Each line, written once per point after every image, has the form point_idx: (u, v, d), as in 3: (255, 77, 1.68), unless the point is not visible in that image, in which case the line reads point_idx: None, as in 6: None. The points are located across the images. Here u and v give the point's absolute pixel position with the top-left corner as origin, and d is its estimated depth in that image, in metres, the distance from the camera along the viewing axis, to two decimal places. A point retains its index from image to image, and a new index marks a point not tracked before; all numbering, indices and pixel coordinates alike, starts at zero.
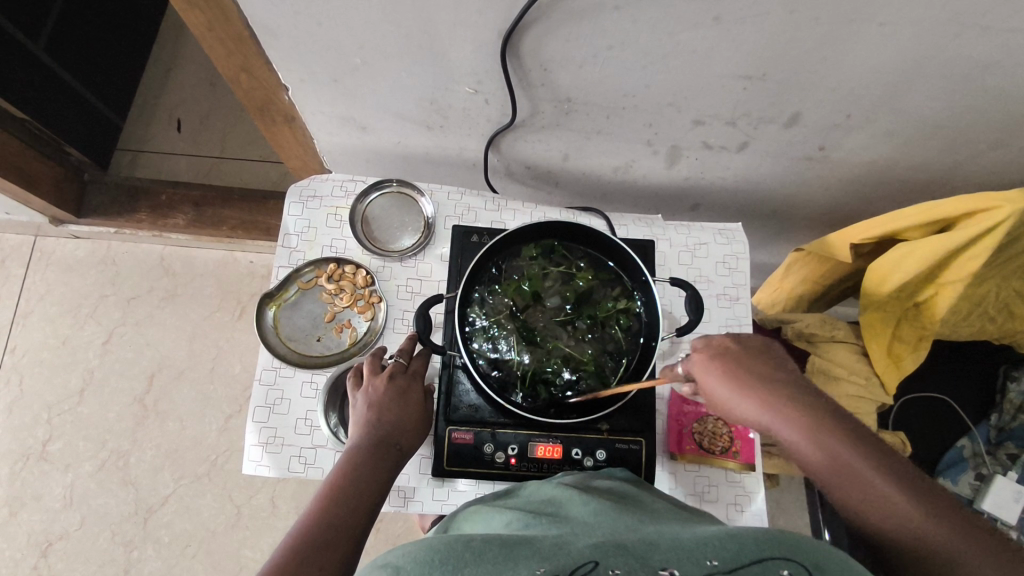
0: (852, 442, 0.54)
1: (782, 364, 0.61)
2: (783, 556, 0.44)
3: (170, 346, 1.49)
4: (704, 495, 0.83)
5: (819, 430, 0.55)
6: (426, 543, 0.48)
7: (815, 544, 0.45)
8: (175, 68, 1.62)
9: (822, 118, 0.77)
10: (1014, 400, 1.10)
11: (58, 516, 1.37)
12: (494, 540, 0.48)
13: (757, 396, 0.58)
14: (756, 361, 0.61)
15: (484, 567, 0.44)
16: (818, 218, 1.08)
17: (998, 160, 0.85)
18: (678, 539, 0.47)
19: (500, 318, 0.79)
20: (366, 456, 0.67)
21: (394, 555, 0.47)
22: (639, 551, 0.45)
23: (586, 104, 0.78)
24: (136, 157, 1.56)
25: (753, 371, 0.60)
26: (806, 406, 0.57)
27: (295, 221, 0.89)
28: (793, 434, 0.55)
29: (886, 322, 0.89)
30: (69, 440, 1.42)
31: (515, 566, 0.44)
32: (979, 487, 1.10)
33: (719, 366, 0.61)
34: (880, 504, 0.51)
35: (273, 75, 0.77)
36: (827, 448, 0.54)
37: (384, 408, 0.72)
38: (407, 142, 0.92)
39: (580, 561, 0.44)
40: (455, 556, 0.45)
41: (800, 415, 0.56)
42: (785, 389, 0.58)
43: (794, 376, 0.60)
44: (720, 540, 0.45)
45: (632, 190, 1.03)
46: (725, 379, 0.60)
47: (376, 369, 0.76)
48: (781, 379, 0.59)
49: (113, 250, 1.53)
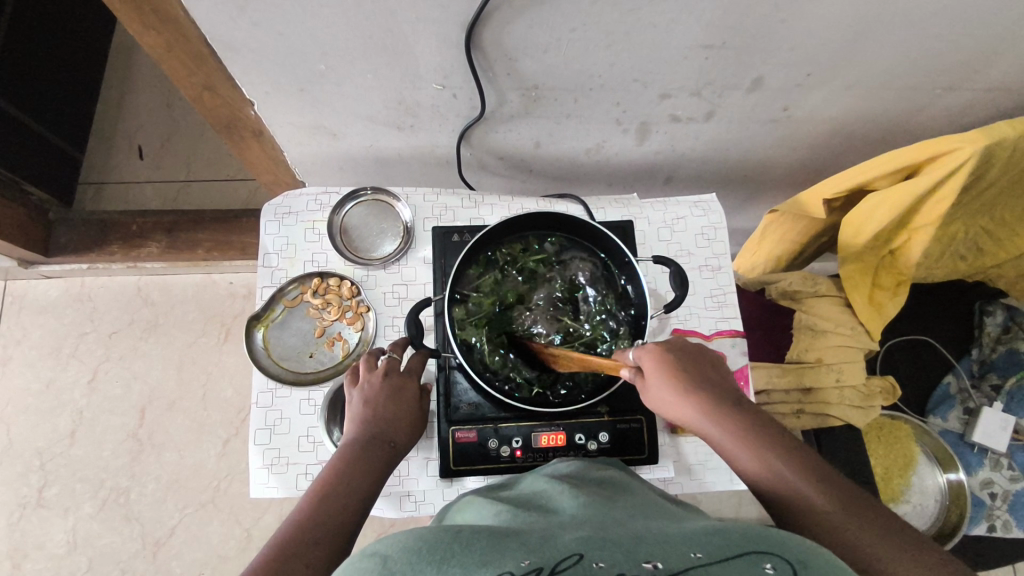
0: (773, 440, 0.61)
1: (725, 379, 0.67)
2: (769, 553, 0.44)
3: (158, 377, 1.47)
4: (708, 463, 0.84)
5: (755, 439, 0.61)
6: (414, 532, 0.48)
7: (799, 545, 0.45)
8: (129, 94, 1.59)
9: (783, 80, 0.79)
10: (992, 332, 1.15)
11: (62, 562, 1.35)
12: (482, 530, 0.48)
13: (695, 396, 0.64)
14: (703, 373, 0.66)
15: (471, 555, 0.44)
16: (788, 178, 1.10)
17: (954, 103, 0.87)
18: (665, 536, 0.47)
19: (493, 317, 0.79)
20: (356, 455, 0.67)
21: (384, 544, 0.47)
22: (625, 546, 0.46)
23: (553, 89, 0.78)
24: (100, 189, 1.53)
25: (699, 382, 0.65)
26: (744, 417, 0.63)
27: (273, 239, 0.88)
28: (734, 440, 0.61)
29: (865, 273, 0.91)
30: (65, 483, 1.39)
31: (502, 557, 0.44)
32: (968, 421, 1.14)
33: (667, 376, 0.65)
34: (806, 503, 0.56)
35: (235, 90, 0.76)
36: (762, 455, 0.60)
37: (377, 404, 0.72)
38: (378, 145, 0.92)
39: (565, 554, 0.44)
40: (443, 544, 0.45)
41: (740, 425, 0.62)
42: (727, 400, 0.64)
43: (736, 392, 0.67)
44: (706, 538, 0.46)
45: (605, 169, 1.04)
46: (666, 379, 0.65)
47: (371, 366, 0.76)
48: (724, 394, 0.65)
49: (88, 286, 1.50)
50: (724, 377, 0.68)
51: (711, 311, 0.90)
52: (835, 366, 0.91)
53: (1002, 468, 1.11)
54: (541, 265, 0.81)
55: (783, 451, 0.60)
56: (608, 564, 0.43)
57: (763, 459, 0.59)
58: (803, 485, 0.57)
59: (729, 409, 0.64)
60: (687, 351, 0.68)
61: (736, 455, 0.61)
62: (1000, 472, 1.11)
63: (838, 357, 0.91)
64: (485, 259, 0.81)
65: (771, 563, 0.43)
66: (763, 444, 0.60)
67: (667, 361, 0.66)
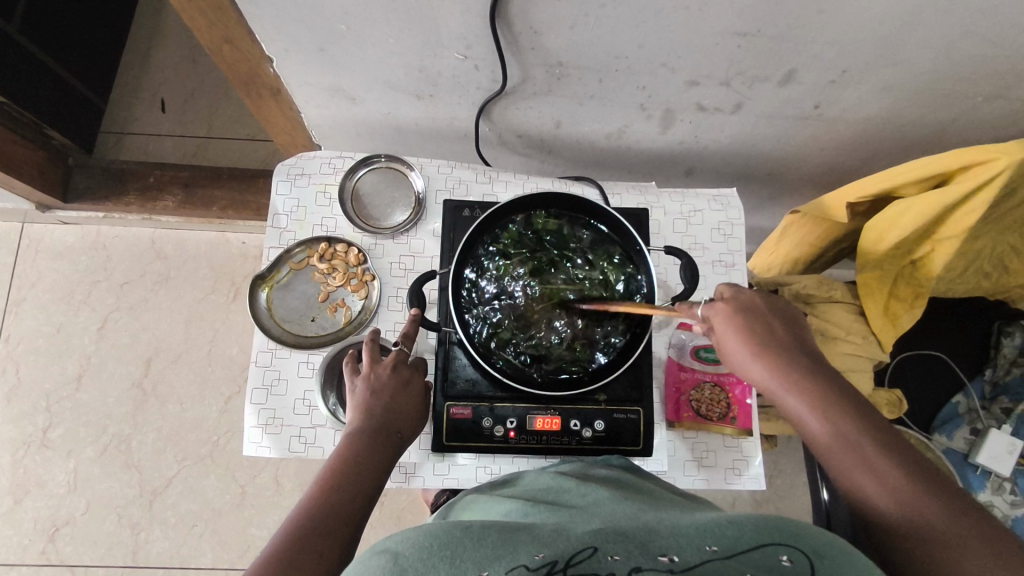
0: (850, 406, 0.60)
1: (800, 341, 0.67)
2: (784, 544, 0.45)
3: (166, 329, 1.49)
4: (702, 461, 0.84)
5: (817, 391, 0.61)
6: (425, 530, 0.49)
7: (814, 535, 0.47)
8: (156, 46, 1.59)
9: (816, 75, 0.76)
10: (1008, 354, 1.11)
11: (63, 502, 1.38)
12: (491, 526, 0.49)
13: (768, 356, 0.65)
14: (777, 335, 0.66)
15: (482, 550, 0.46)
16: (813, 178, 1.07)
17: (995, 113, 0.84)
18: (677, 528, 0.49)
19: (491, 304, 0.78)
20: (366, 444, 0.67)
21: (393, 541, 0.49)
22: (639, 539, 0.47)
23: (578, 67, 0.76)
24: (120, 139, 1.54)
25: (766, 335, 0.66)
26: (812, 370, 0.63)
27: (284, 200, 0.87)
28: (794, 393, 0.62)
29: (882, 281, 0.89)
30: (69, 426, 1.42)
31: (514, 551, 0.46)
32: (973, 441, 1.11)
33: (741, 335, 0.66)
34: (857, 459, 0.57)
35: (257, 46, 0.75)
36: (821, 406, 0.60)
37: (387, 395, 0.71)
38: (397, 113, 0.91)
39: (579, 548, 0.46)
40: (453, 543, 0.47)
41: (801, 374, 0.63)
42: (798, 357, 0.65)
43: (810, 352, 0.66)
44: (719, 530, 0.47)
45: (625, 155, 1.02)
46: (738, 338, 0.66)
47: (375, 356, 0.75)
48: (792, 346, 0.66)
49: (103, 234, 1.52)
50: (798, 330, 0.68)
51: None
52: (841, 374, 0.89)
53: (1003, 492, 1.07)
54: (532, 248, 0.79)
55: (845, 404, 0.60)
56: (624, 558, 0.44)
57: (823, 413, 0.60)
58: (861, 442, 0.57)
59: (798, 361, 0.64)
60: (762, 309, 0.68)
61: (791, 404, 0.62)
62: (1001, 496, 1.07)
63: (844, 365, 0.89)
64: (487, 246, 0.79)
65: (786, 555, 0.44)
66: (837, 413, 0.59)
67: (735, 312, 0.67)
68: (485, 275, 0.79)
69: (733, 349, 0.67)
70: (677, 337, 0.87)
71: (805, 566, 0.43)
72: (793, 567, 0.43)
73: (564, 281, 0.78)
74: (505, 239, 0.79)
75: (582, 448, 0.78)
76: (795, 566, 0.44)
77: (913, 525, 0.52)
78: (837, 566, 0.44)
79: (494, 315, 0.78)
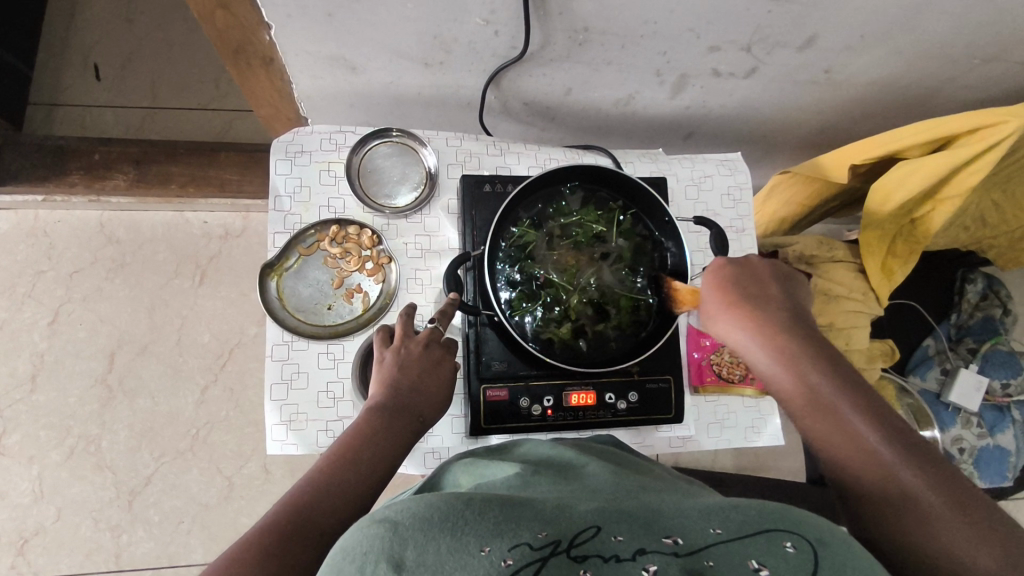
0: (825, 363, 0.59)
1: (785, 291, 0.65)
2: (787, 531, 0.43)
3: (127, 319, 1.38)
4: (724, 423, 0.87)
5: (802, 356, 0.59)
6: (425, 499, 0.44)
7: (816, 523, 0.44)
8: (82, 5, 1.42)
9: (835, 40, 0.77)
10: (971, 299, 1.21)
11: (30, 511, 1.29)
12: (497, 500, 0.44)
13: (745, 309, 0.63)
14: (758, 288, 0.64)
15: (487, 524, 0.41)
16: (804, 140, 1.09)
17: (987, 75, 0.88)
18: (681, 508, 0.46)
19: (523, 283, 0.77)
20: (384, 424, 0.64)
21: (393, 510, 0.43)
22: (643, 518, 0.44)
23: (603, 33, 0.73)
24: (51, 111, 1.38)
25: (750, 295, 0.63)
26: (799, 332, 0.61)
27: (285, 180, 0.81)
28: (776, 358, 0.60)
29: (882, 239, 0.92)
30: (27, 431, 1.32)
31: (518, 525, 0.41)
32: (944, 380, 1.18)
33: (718, 292, 0.65)
34: (826, 419, 0.56)
35: (255, 12, 0.68)
36: (804, 373, 0.58)
37: (414, 373, 0.68)
38: (399, 82, 0.85)
39: (582, 526, 0.42)
40: (456, 512, 0.42)
41: (788, 339, 0.60)
42: (776, 310, 0.63)
43: (793, 303, 0.64)
44: (723, 513, 0.44)
45: (628, 122, 1.00)
46: (715, 293, 0.65)
47: (409, 331, 0.72)
48: (779, 302, 0.63)
49: (43, 220, 1.38)
50: (792, 287, 0.66)
51: None
52: (845, 329, 0.94)
53: (971, 426, 1.17)
54: (558, 225, 0.79)
55: (824, 364, 0.59)
56: (627, 538, 0.41)
57: (807, 380, 0.58)
58: (841, 410, 0.56)
59: (782, 319, 0.62)
60: (745, 266, 0.66)
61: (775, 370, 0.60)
62: (969, 429, 1.17)
63: (848, 322, 0.94)
64: (515, 225, 0.77)
65: (790, 543, 0.41)
66: (808, 369, 0.58)
67: (720, 270, 0.66)
68: (515, 254, 0.77)
69: (710, 305, 0.65)
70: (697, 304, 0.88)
71: (810, 554, 0.41)
72: (796, 554, 0.40)
73: (593, 258, 0.79)
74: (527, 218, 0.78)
75: (618, 419, 0.79)
76: (798, 553, 0.41)
77: (884, 493, 0.52)
78: (839, 554, 0.41)
79: (527, 300, 0.77)
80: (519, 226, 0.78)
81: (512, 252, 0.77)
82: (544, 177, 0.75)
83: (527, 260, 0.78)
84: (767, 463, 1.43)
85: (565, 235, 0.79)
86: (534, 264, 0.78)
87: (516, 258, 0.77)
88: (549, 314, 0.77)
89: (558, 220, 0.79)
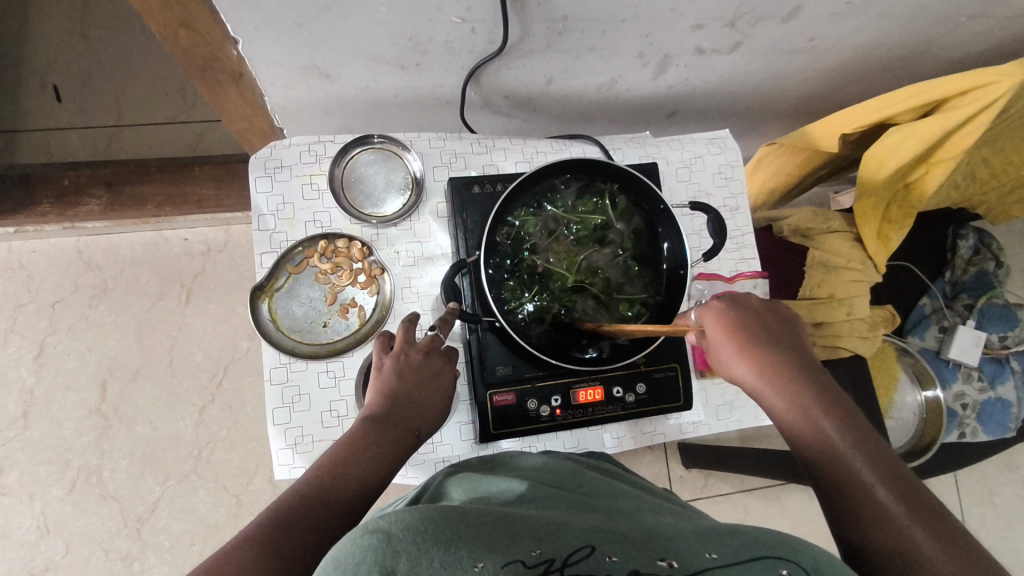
0: (836, 414, 0.57)
1: (794, 343, 0.63)
2: (784, 559, 0.42)
3: (116, 346, 1.35)
4: (733, 403, 0.86)
5: (811, 403, 0.58)
6: (415, 509, 0.42)
7: (812, 549, 0.44)
8: (33, 24, 1.36)
9: (819, 9, 0.75)
10: (964, 256, 1.22)
11: (37, 548, 1.27)
12: (488, 514, 0.43)
13: (752, 353, 0.61)
14: (768, 335, 0.63)
15: (483, 541, 0.40)
16: (790, 110, 1.08)
17: (972, 32, 0.87)
18: (674, 533, 0.46)
19: (522, 286, 0.75)
20: (382, 433, 0.62)
21: (385, 517, 0.40)
22: (635, 540, 0.44)
23: (583, 20, 0.71)
24: (13, 138, 1.33)
25: (763, 333, 0.63)
26: (809, 373, 0.60)
27: (267, 198, 0.78)
28: (778, 396, 0.59)
29: (877, 206, 0.92)
30: (26, 468, 1.29)
31: (512, 542, 0.41)
32: (943, 338, 1.20)
33: (727, 331, 0.63)
34: (833, 463, 0.54)
35: (219, 28, 0.65)
36: (809, 409, 0.57)
37: (414, 381, 0.67)
38: (376, 86, 0.82)
39: (575, 546, 0.41)
40: (449, 525, 0.40)
41: (794, 376, 0.60)
42: (785, 359, 0.61)
43: (802, 354, 0.63)
44: (716, 538, 0.45)
45: (612, 106, 0.98)
46: (723, 334, 0.63)
47: (411, 338, 0.70)
48: (787, 351, 0.62)
49: (18, 251, 1.34)
50: (796, 340, 0.64)
51: (731, 253, 0.89)
52: (846, 300, 0.92)
53: (973, 381, 1.19)
54: (557, 224, 0.77)
55: (835, 415, 0.56)
56: (621, 559, 0.41)
57: (813, 423, 0.56)
58: (851, 459, 0.53)
59: (790, 365, 0.61)
60: (757, 313, 0.65)
61: (779, 410, 0.59)
62: (971, 384, 1.19)
63: (849, 292, 0.93)
64: (507, 228, 0.75)
65: (786, 571, 0.41)
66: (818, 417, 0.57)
67: (730, 313, 0.64)
68: (510, 258, 0.75)
69: (717, 345, 0.64)
70: (697, 289, 0.87)
71: None
72: None
73: (595, 254, 0.77)
74: (519, 219, 0.75)
75: (627, 412, 0.79)
76: None
77: (888, 542, 0.48)
78: None
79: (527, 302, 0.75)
80: (509, 228, 0.75)
81: (508, 259, 0.75)
82: (536, 175, 0.73)
83: (524, 262, 0.75)
84: (774, 433, 1.43)
85: (567, 233, 0.76)
86: (530, 266, 0.75)
87: (513, 260, 0.75)
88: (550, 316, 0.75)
89: (556, 218, 0.77)
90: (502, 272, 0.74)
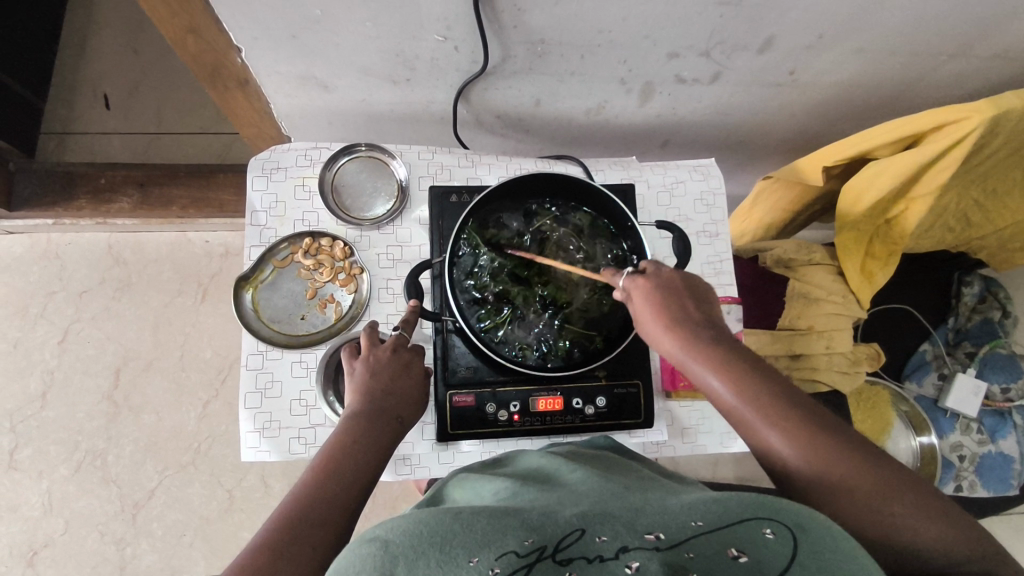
0: (754, 375, 0.60)
1: (706, 310, 0.66)
2: (767, 518, 0.43)
3: (133, 337, 1.43)
4: (700, 428, 0.86)
5: (733, 369, 0.60)
6: (416, 517, 0.44)
7: (793, 505, 0.44)
8: (92, 38, 1.50)
9: (793, 41, 0.78)
10: (969, 303, 1.18)
11: (39, 524, 1.33)
12: (483, 509, 0.45)
13: (676, 325, 0.63)
14: (686, 305, 0.65)
15: (476, 533, 0.41)
16: (784, 144, 1.09)
17: (958, 72, 0.87)
18: (662, 505, 0.46)
19: (485, 294, 0.78)
20: (364, 431, 0.65)
21: (384, 528, 0.43)
22: (625, 516, 0.44)
23: (560, 44, 0.75)
24: (63, 139, 1.45)
25: (682, 303, 0.65)
26: (730, 345, 0.63)
27: (262, 196, 0.84)
28: (738, 394, 0.59)
29: (859, 240, 0.92)
30: (38, 445, 1.36)
31: (503, 533, 0.42)
32: (942, 386, 1.16)
33: (655, 304, 0.65)
34: (766, 417, 0.57)
35: (223, 35, 0.71)
36: (730, 374, 0.60)
37: (386, 377, 0.69)
38: (372, 99, 0.88)
39: (567, 530, 0.42)
40: (443, 526, 0.42)
41: (735, 364, 0.60)
42: (703, 329, 0.64)
43: (714, 320, 0.66)
44: (704, 504, 0.45)
45: (603, 131, 1.01)
46: (650, 306, 0.65)
47: (374, 341, 0.73)
48: (704, 320, 0.65)
49: (55, 243, 1.45)
50: (708, 304, 0.67)
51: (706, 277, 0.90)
52: (824, 333, 0.93)
53: (971, 432, 1.14)
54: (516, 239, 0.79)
55: (755, 375, 0.59)
56: (611, 538, 0.41)
57: (740, 387, 0.59)
58: (779, 412, 0.57)
59: (710, 335, 0.63)
60: (672, 282, 0.67)
61: (717, 389, 0.60)
62: (969, 436, 1.14)
63: (828, 325, 0.93)
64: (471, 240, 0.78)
65: (769, 529, 0.42)
66: (744, 378, 0.59)
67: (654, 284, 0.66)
68: (475, 267, 0.78)
69: (646, 318, 0.65)
70: None
71: (790, 538, 0.41)
72: (777, 539, 0.41)
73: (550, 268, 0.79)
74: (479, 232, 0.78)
75: (586, 424, 0.80)
76: (779, 538, 0.41)
77: (831, 476, 0.53)
78: (818, 539, 0.42)
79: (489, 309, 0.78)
80: (470, 242, 0.78)
81: (470, 267, 0.78)
82: (504, 187, 0.77)
83: (486, 273, 0.78)
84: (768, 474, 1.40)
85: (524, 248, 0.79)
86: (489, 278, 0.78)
87: (479, 268, 0.78)
88: (510, 324, 0.78)
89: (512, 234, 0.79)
90: (465, 275, 0.78)
